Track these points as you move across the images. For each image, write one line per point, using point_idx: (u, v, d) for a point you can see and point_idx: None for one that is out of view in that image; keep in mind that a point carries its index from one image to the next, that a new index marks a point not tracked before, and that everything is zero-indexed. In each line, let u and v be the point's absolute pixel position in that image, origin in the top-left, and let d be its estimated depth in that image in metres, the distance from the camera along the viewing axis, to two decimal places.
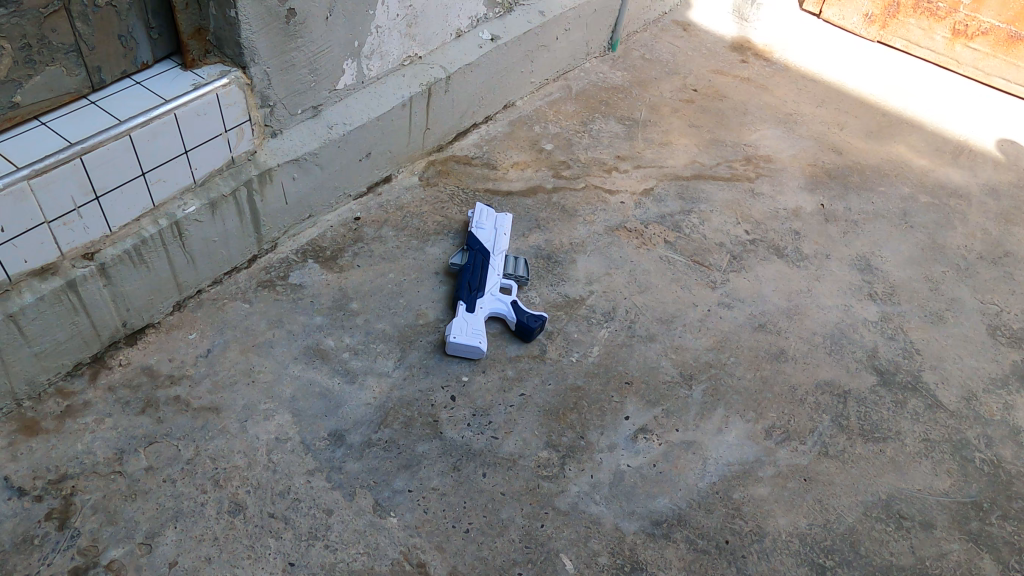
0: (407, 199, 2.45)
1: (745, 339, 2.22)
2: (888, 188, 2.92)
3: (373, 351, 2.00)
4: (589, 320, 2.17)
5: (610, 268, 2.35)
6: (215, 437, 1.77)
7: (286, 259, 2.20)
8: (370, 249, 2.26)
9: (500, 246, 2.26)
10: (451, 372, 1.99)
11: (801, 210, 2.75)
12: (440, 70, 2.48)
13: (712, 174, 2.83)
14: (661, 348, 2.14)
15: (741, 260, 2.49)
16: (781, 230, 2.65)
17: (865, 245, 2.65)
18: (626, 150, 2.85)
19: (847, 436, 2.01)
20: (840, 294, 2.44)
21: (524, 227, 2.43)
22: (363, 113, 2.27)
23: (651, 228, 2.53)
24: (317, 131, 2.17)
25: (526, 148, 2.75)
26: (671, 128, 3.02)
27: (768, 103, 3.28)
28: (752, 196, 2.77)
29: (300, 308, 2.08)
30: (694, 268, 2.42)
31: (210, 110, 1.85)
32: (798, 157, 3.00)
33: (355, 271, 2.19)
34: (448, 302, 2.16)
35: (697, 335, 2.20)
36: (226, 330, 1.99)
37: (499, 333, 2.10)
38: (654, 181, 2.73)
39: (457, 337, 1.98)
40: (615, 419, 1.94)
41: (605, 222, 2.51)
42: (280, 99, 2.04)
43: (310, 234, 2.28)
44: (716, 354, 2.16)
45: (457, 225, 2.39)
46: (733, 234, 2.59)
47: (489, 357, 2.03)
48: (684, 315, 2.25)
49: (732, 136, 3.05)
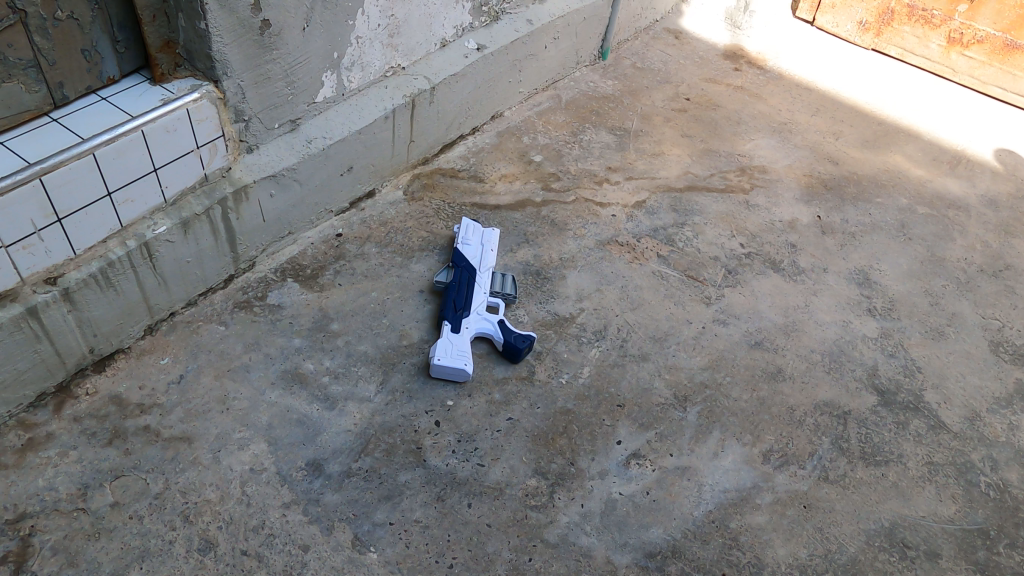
0: (391, 214, 2.37)
1: (741, 358, 2.15)
2: (885, 199, 2.86)
3: (354, 375, 1.92)
4: (579, 340, 2.09)
5: (601, 285, 2.27)
6: (186, 469, 1.68)
7: (264, 279, 2.12)
8: (352, 267, 2.18)
9: (487, 262, 2.18)
10: (436, 396, 1.90)
11: (797, 221, 2.69)
12: (424, 81, 2.41)
13: (706, 185, 2.76)
14: (655, 368, 2.06)
15: (737, 274, 2.42)
16: (777, 243, 2.58)
17: (862, 258, 2.59)
18: (618, 162, 2.78)
19: (848, 460, 1.94)
20: (838, 310, 2.38)
21: (513, 243, 2.35)
22: (344, 126, 2.20)
23: (643, 242, 2.45)
24: (296, 146, 2.10)
25: (515, 160, 2.67)
26: (664, 138, 2.95)
27: (762, 112, 3.21)
28: (747, 209, 2.70)
29: (278, 330, 1.99)
30: (688, 283, 2.34)
31: (181, 126, 1.78)
32: (793, 168, 2.94)
33: (336, 290, 2.11)
34: (432, 321, 2.07)
35: (692, 354, 2.13)
36: (200, 354, 1.91)
37: (485, 354, 2.01)
38: (646, 194, 2.66)
39: (441, 359, 1.89)
40: (607, 444, 1.86)
41: (596, 236, 2.43)
42: (255, 113, 1.96)
43: (290, 251, 2.20)
44: (712, 374, 2.08)
45: (443, 241, 2.31)
46: (728, 248, 2.51)
47: (476, 379, 1.95)
48: (678, 333, 2.17)
49: (726, 146, 2.98)
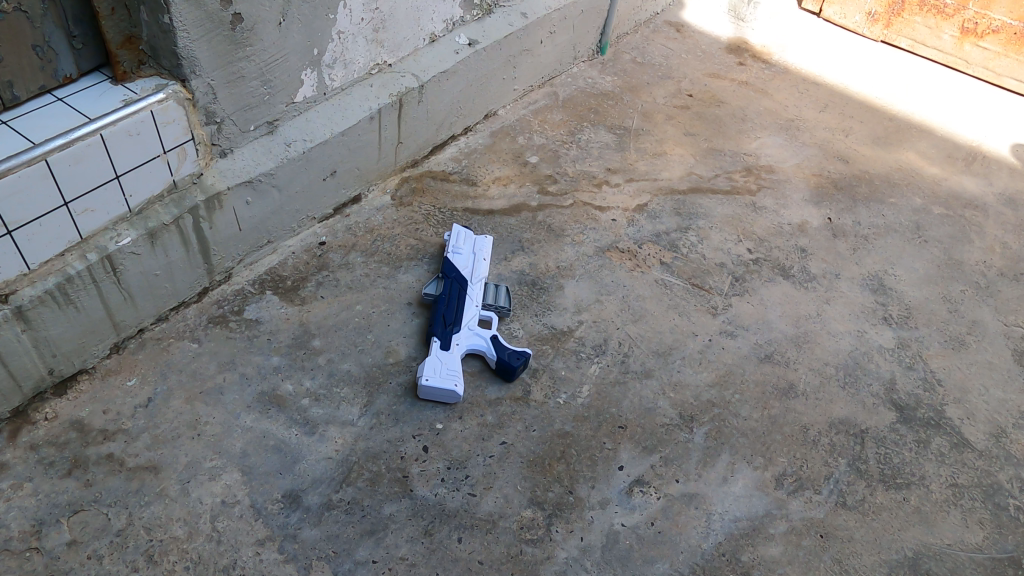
0: (378, 220, 2.23)
1: (750, 373, 2.02)
2: (898, 199, 2.73)
3: (336, 397, 1.78)
4: (578, 355, 1.95)
5: (601, 295, 2.13)
6: (151, 502, 1.55)
7: (241, 291, 1.98)
8: (335, 278, 2.05)
9: (479, 272, 2.04)
10: (424, 418, 1.76)
11: (807, 224, 2.56)
12: (412, 78, 2.27)
13: (710, 187, 2.63)
14: (659, 386, 1.93)
15: (745, 282, 2.29)
16: (786, 247, 2.45)
17: (876, 263, 2.46)
18: (618, 162, 2.64)
19: (867, 484, 1.81)
20: (852, 319, 2.25)
21: (507, 250, 2.21)
22: (326, 127, 2.06)
23: (645, 248, 2.32)
24: (274, 149, 1.96)
25: (509, 162, 2.53)
26: (666, 137, 2.81)
27: (768, 109, 3.07)
28: (754, 211, 2.56)
29: (255, 348, 1.86)
30: (693, 292, 2.21)
31: (145, 130, 1.64)
32: (802, 167, 2.80)
33: (318, 303, 1.98)
34: (421, 337, 1.94)
35: (697, 369, 1.99)
36: (170, 375, 1.78)
37: (478, 372, 1.88)
38: (648, 196, 2.52)
39: (430, 380, 1.76)
40: (608, 470, 1.73)
41: (595, 242, 2.30)
42: (228, 115, 1.82)
43: (269, 262, 2.06)
44: (719, 391, 1.95)
45: (433, 249, 2.17)
46: (735, 254, 2.38)
47: (467, 400, 1.81)
48: (683, 347, 2.04)
49: (731, 145, 2.84)
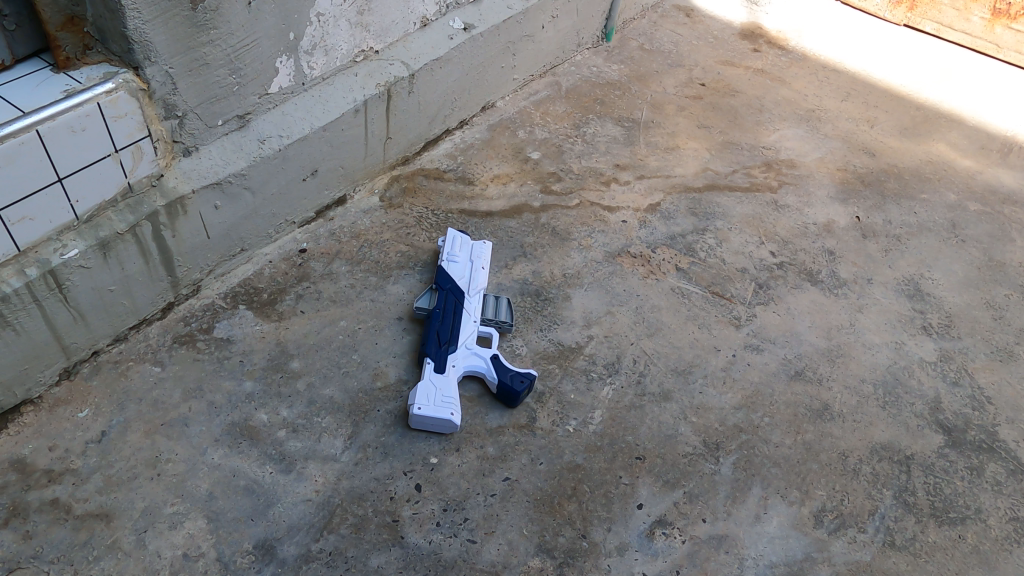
0: (364, 224, 2.02)
1: (780, 393, 1.81)
2: (930, 195, 2.52)
3: (316, 428, 1.57)
4: (589, 376, 1.74)
5: (612, 306, 1.92)
6: (101, 557, 1.34)
7: (211, 306, 1.77)
8: (317, 290, 1.83)
9: (478, 282, 1.82)
10: (417, 452, 1.55)
11: (833, 224, 2.35)
12: (402, 67, 2.05)
13: (727, 184, 2.42)
14: (679, 409, 1.72)
15: (769, 289, 2.08)
16: (813, 249, 2.24)
17: (911, 265, 2.25)
18: (628, 158, 2.43)
19: (917, 520, 1.61)
20: (888, 329, 2.04)
21: (508, 256, 2.00)
22: (305, 122, 1.84)
23: (660, 253, 2.11)
24: (245, 146, 1.73)
25: (509, 158, 2.31)
26: (678, 130, 2.60)
27: (786, 98, 2.86)
28: (776, 210, 2.36)
29: (226, 372, 1.64)
30: (714, 301, 2.00)
31: (92, 125, 1.41)
32: (825, 162, 2.59)
33: (297, 319, 1.77)
34: (412, 357, 1.73)
35: (722, 390, 1.78)
36: (128, 404, 1.56)
37: (477, 397, 1.66)
38: (660, 195, 2.31)
39: (423, 408, 1.55)
40: (626, 510, 1.52)
41: (604, 247, 2.09)
42: (191, 108, 1.60)
43: (243, 272, 1.85)
44: (747, 415, 1.74)
45: (426, 256, 1.96)
46: (757, 257, 2.17)
47: (465, 429, 1.60)
48: (705, 364, 1.83)
49: (748, 138, 2.63)
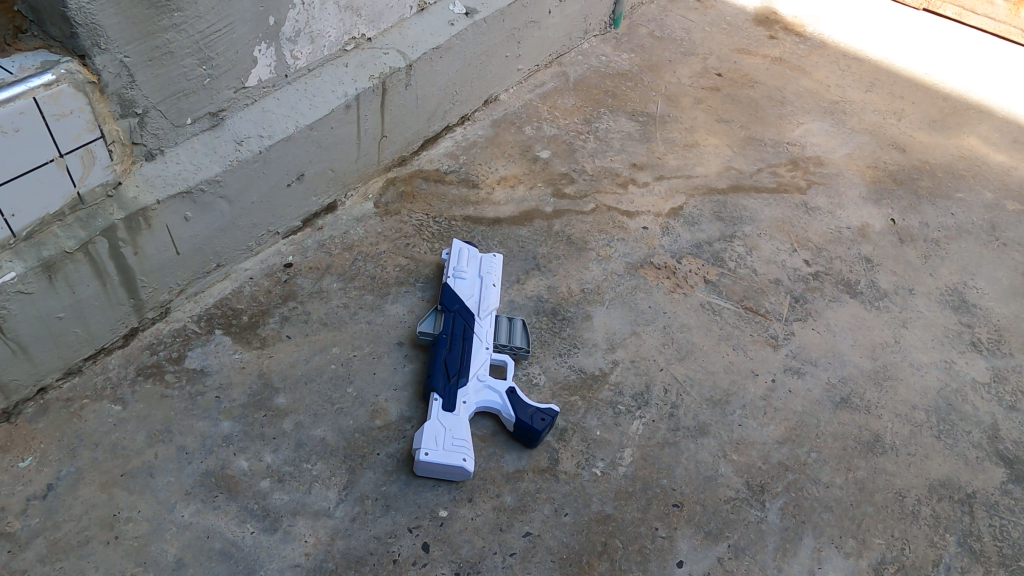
0: (358, 234, 1.80)
1: (827, 423, 1.62)
2: (967, 194, 2.33)
3: (306, 477, 1.36)
4: (615, 409, 1.55)
5: (637, 326, 1.73)
6: None
7: (181, 332, 1.54)
8: (305, 312, 1.61)
9: (488, 302, 1.62)
10: (423, 504, 1.35)
11: (868, 227, 2.15)
12: (398, 56, 1.82)
13: (753, 184, 2.21)
14: (718, 446, 1.53)
15: (806, 303, 1.89)
16: (848, 257, 2.04)
17: (953, 273, 2.07)
18: (644, 156, 2.22)
19: (986, 571, 1.43)
20: (935, 346, 1.85)
21: (519, 270, 1.79)
22: (288, 119, 1.61)
23: (685, 264, 1.92)
24: (220, 149, 1.50)
25: (516, 157, 2.10)
26: (696, 124, 2.39)
27: (808, 89, 2.66)
28: (806, 213, 2.16)
29: (199, 410, 1.43)
30: (747, 318, 1.81)
31: (28, 125, 1.16)
32: (854, 158, 2.39)
33: (283, 346, 1.55)
34: (416, 389, 1.51)
35: (763, 422, 1.59)
36: (82, 451, 1.34)
37: (490, 436, 1.46)
38: (682, 198, 2.11)
39: (430, 454, 1.34)
40: (664, 568, 1.33)
41: (624, 258, 1.89)
42: (153, 104, 1.36)
43: (219, 291, 1.62)
44: (792, 450, 1.55)
45: (427, 270, 1.75)
46: (791, 267, 1.98)
47: (478, 475, 1.40)
48: (743, 392, 1.64)
49: (772, 133, 2.43)
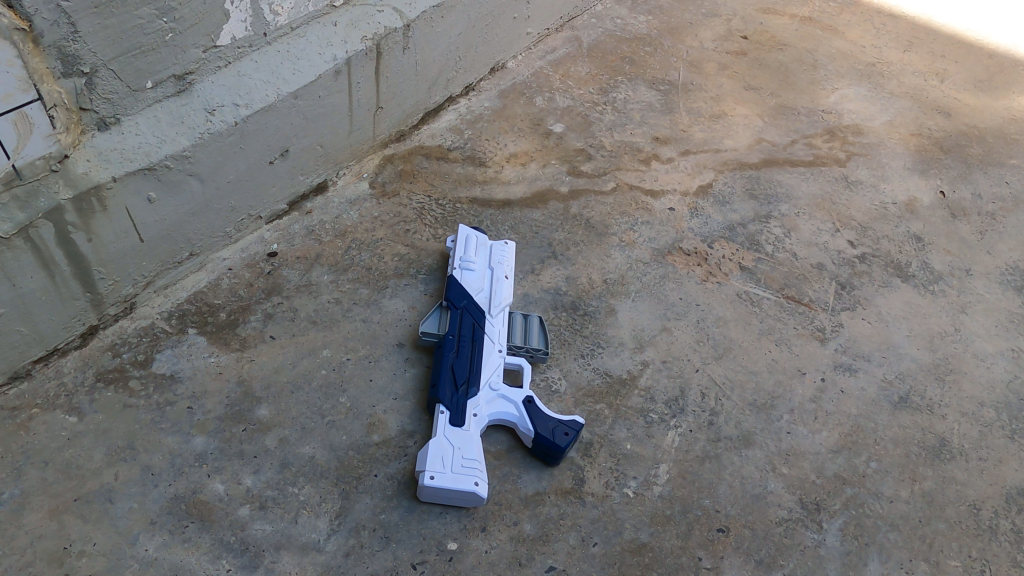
0: (351, 218, 1.59)
1: (885, 427, 1.42)
2: (1020, 159, 2.11)
3: (292, 502, 1.17)
4: (647, 418, 1.35)
5: (667, 321, 1.53)
6: None
7: (148, 331, 1.34)
8: (292, 308, 1.42)
9: (501, 297, 1.42)
10: (430, 534, 1.16)
11: (916, 202, 1.93)
12: (395, 15, 1.59)
13: (787, 157, 2.00)
14: (765, 458, 1.34)
15: (853, 290, 1.68)
16: (897, 235, 1.83)
17: (1013, 248, 1.85)
18: (667, 129, 2.00)
19: None
20: (1000, 333, 1.64)
21: (534, 258, 1.59)
22: (268, 85, 1.39)
23: (718, 248, 1.71)
24: (187, 118, 1.29)
25: (527, 132, 1.89)
26: (722, 92, 2.17)
27: (841, 51, 2.42)
28: (847, 187, 1.94)
29: (169, 423, 1.23)
30: (790, 308, 1.61)
31: None
32: (895, 126, 2.16)
33: (266, 348, 1.35)
34: (419, 399, 1.32)
35: (814, 429, 1.40)
36: (28, 471, 1.14)
37: (506, 453, 1.27)
38: (711, 174, 1.90)
39: (437, 479, 1.15)
40: None
41: (650, 243, 1.69)
42: (102, 62, 1.15)
43: (194, 284, 1.42)
44: (849, 460, 1.36)
45: (431, 260, 1.55)
46: (834, 249, 1.77)
47: (493, 499, 1.21)
48: (789, 395, 1.45)
49: (805, 101, 2.20)
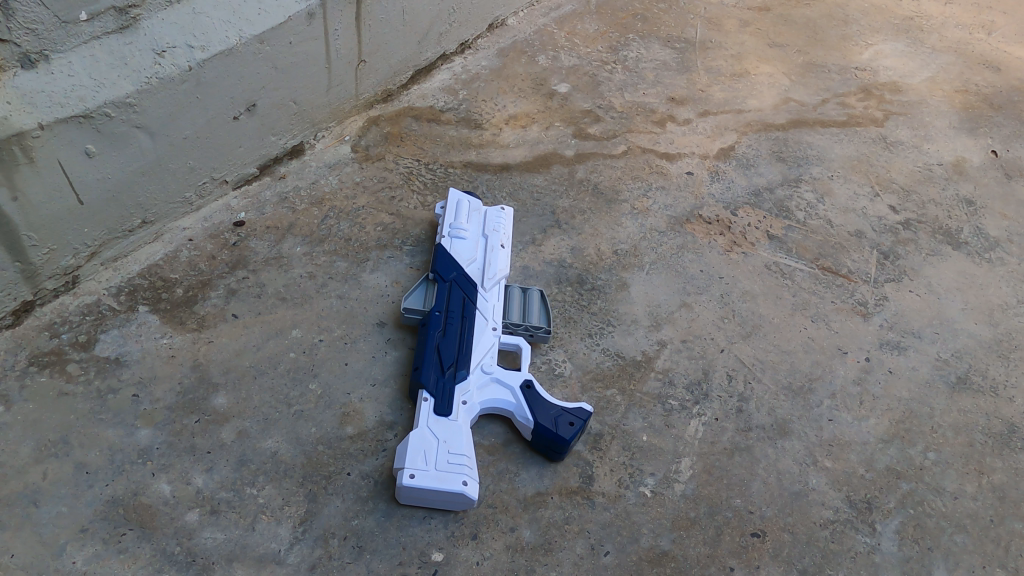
0: (329, 185, 1.42)
1: (944, 412, 1.23)
2: None
3: (250, 505, 1.00)
4: (666, 404, 1.17)
5: (687, 295, 1.34)
6: None
7: (93, 309, 1.17)
8: (258, 284, 1.25)
9: (496, 269, 1.24)
10: (411, 542, 0.98)
11: (965, 163, 1.72)
12: None
13: (818, 118, 1.80)
14: (804, 449, 1.15)
15: (898, 259, 1.48)
16: (945, 199, 1.63)
17: None
18: (684, 89, 1.81)
19: None
20: None
21: (535, 227, 1.41)
22: (230, 27, 1.20)
23: (743, 215, 1.52)
24: (132, 60, 1.10)
25: (528, 92, 1.70)
26: (744, 50, 1.97)
27: (875, 5, 2.22)
28: (886, 148, 1.74)
29: (110, 414, 1.06)
30: (827, 280, 1.42)
31: None
32: (938, 82, 1.95)
33: (227, 328, 1.18)
34: (401, 385, 1.15)
35: (861, 415, 1.21)
36: None
37: (501, 446, 1.09)
38: (733, 136, 1.71)
39: (418, 479, 0.97)
40: None
41: (667, 209, 1.50)
42: None
43: (148, 257, 1.25)
44: (903, 451, 1.17)
45: (418, 230, 1.37)
46: (875, 214, 1.58)
47: (485, 501, 1.03)
48: (830, 377, 1.25)
49: (836, 58, 2.00)
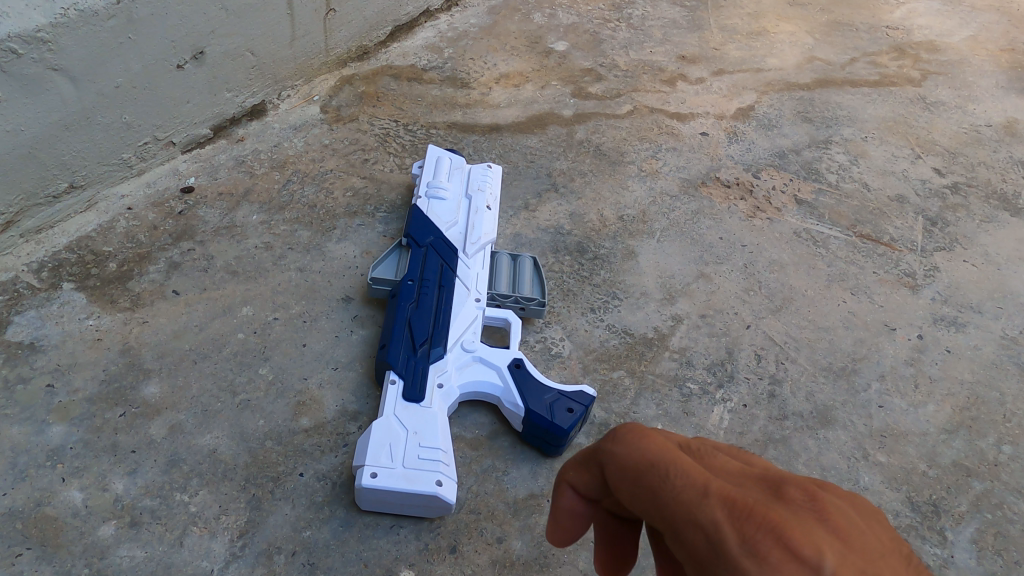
0: (293, 148, 1.24)
1: (1016, 398, 1.03)
2: None
3: (179, 516, 0.81)
4: (684, 389, 0.98)
5: (705, 265, 1.16)
6: None
7: (7, 286, 0.99)
8: (205, 256, 1.07)
9: (480, 235, 1.07)
10: (374, 558, 0.80)
11: (1016, 124, 1.53)
12: None
13: (847, 77, 1.62)
14: (853, 442, 0.96)
15: (948, 226, 1.29)
16: (997, 161, 1.44)
17: None
18: (696, 47, 1.63)
19: None
20: None
21: (528, 191, 1.23)
22: None
23: (767, 179, 1.34)
24: None
25: (522, 50, 1.53)
26: (761, 8, 1.79)
27: None
28: (926, 108, 1.55)
29: (16, 408, 0.88)
30: (868, 248, 1.23)
31: None
32: (978, 41, 1.77)
33: (166, 307, 1.00)
34: (368, 370, 0.97)
35: (917, 401, 1.01)
36: None
37: (487, 440, 0.90)
38: (753, 95, 1.52)
39: (380, 480, 0.78)
40: None
41: (679, 172, 1.32)
42: None
43: (78, 227, 1.08)
44: (972, 444, 0.97)
45: (394, 196, 1.19)
46: (918, 178, 1.39)
47: (467, 506, 0.84)
48: (877, 357, 1.06)
49: (863, 16, 1.81)
